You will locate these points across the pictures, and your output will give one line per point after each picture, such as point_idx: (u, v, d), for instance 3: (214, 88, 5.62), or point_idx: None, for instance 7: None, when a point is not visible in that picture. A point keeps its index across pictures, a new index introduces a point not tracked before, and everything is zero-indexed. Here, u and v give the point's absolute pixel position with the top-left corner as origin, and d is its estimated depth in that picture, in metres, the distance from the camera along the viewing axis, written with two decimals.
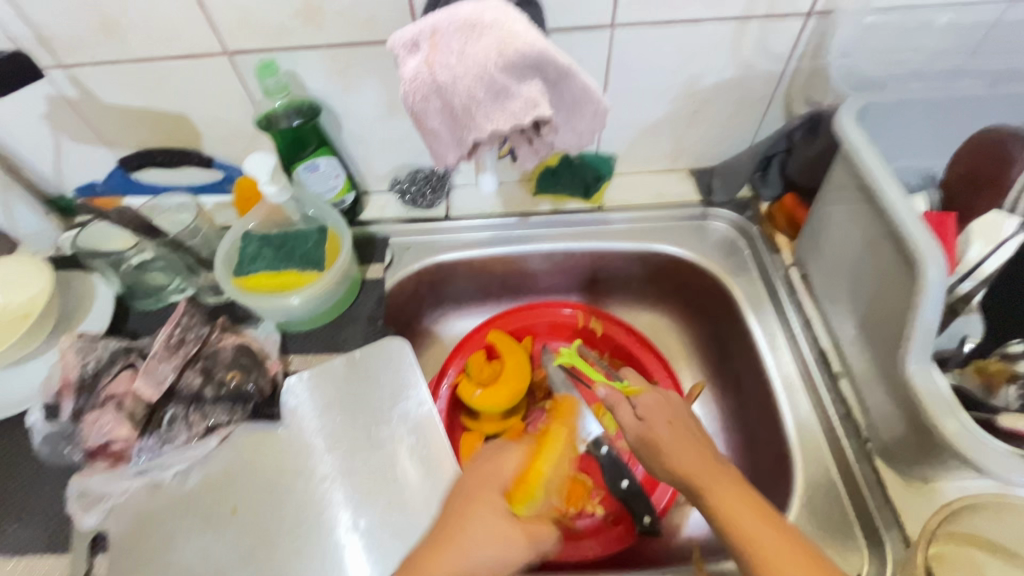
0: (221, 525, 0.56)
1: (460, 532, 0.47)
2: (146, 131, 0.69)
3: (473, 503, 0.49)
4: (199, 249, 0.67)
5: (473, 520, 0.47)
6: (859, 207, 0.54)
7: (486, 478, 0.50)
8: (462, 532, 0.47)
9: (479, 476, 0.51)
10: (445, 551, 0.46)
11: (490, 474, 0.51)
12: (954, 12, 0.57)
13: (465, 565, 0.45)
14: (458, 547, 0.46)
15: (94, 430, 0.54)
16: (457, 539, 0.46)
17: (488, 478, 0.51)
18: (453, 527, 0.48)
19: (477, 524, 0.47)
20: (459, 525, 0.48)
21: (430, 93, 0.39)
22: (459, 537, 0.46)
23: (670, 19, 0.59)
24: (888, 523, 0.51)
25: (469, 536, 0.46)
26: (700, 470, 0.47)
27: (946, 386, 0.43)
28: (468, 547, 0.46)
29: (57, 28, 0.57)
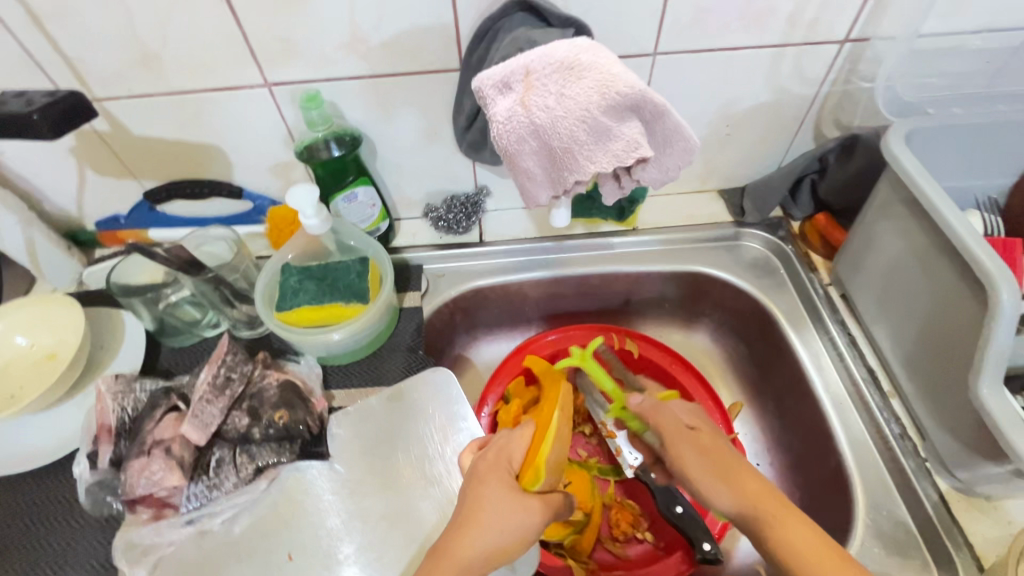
0: (275, 573, 0.53)
1: (480, 509, 0.46)
2: (177, 163, 0.67)
3: (488, 481, 0.48)
4: (236, 282, 0.65)
5: (488, 499, 0.46)
6: (909, 229, 0.55)
7: (496, 462, 0.50)
8: (479, 512, 0.45)
9: (491, 460, 0.50)
10: (463, 531, 0.44)
11: (504, 457, 0.50)
12: (982, 38, 0.59)
13: (484, 542, 0.43)
14: (476, 526, 0.44)
15: (140, 478, 0.53)
16: (478, 517, 0.45)
17: (495, 464, 0.50)
18: (469, 511, 0.46)
19: (492, 504, 0.46)
20: (476, 503, 0.46)
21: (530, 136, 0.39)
22: (479, 514, 0.45)
23: (711, 46, 0.60)
24: (957, 544, 0.51)
25: (488, 516, 0.45)
26: (750, 485, 0.45)
27: (1018, 407, 0.44)
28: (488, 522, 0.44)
29: (94, 61, 0.55)
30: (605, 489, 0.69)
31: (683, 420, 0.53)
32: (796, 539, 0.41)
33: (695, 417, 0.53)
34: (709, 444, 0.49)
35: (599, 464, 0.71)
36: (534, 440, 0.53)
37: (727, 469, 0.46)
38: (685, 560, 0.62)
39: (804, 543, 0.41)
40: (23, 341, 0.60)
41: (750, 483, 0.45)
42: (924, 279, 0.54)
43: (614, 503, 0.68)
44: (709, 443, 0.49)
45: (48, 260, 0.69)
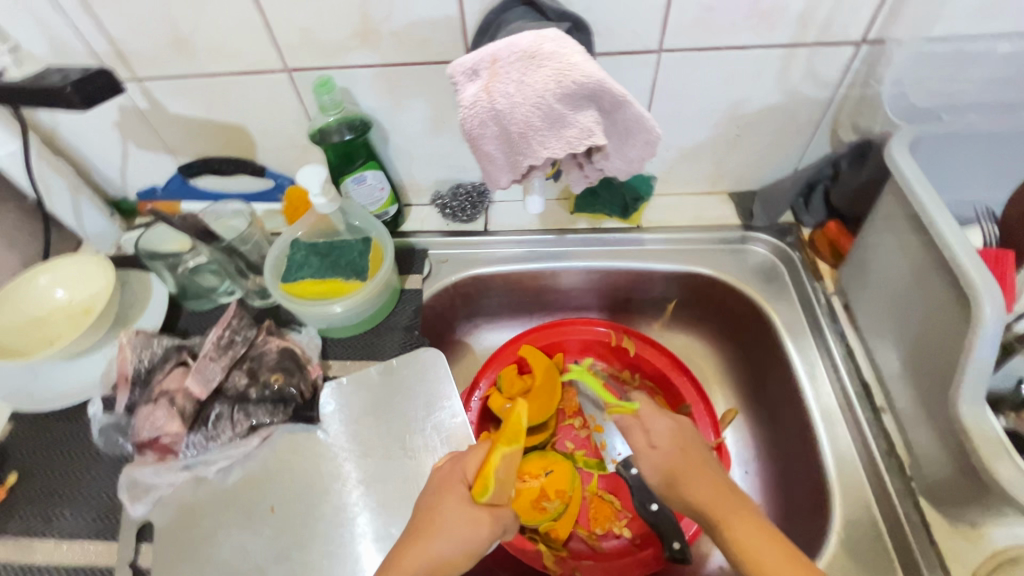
0: (259, 522, 0.58)
1: (431, 519, 0.48)
2: (206, 141, 0.72)
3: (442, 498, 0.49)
4: (249, 254, 0.70)
5: (445, 508, 0.48)
6: (908, 238, 0.53)
7: (452, 478, 0.51)
8: (431, 525, 0.47)
9: (449, 472, 0.52)
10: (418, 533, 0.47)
11: (456, 472, 0.51)
12: (1015, 43, 0.55)
13: (433, 549, 0.46)
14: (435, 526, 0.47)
15: (147, 423, 0.58)
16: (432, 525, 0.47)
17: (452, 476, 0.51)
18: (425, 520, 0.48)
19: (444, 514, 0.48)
20: (434, 512, 0.48)
21: (489, 120, 0.44)
22: (432, 524, 0.47)
23: (719, 45, 0.58)
24: (931, 565, 0.50)
25: (443, 524, 0.47)
26: (705, 490, 0.49)
27: (999, 428, 0.43)
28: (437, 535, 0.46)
29: (134, 45, 0.60)
30: (588, 482, 0.69)
31: (653, 438, 0.57)
32: (744, 537, 0.44)
33: (667, 437, 0.57)
34: (683, 456, 0.54)
35: (584, 456, 0.71)
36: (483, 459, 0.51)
37: (690, 470, 0.52)
38: (657, 556, 0.63)
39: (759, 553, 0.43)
40: (63, 295, 0.67)
41: (707, 489, 0.49)
42: (921, 290, 0.52)
43: (595, 496, 0.68)
44: (681, 453, 0.54)
45: (92, 224, 0.76)
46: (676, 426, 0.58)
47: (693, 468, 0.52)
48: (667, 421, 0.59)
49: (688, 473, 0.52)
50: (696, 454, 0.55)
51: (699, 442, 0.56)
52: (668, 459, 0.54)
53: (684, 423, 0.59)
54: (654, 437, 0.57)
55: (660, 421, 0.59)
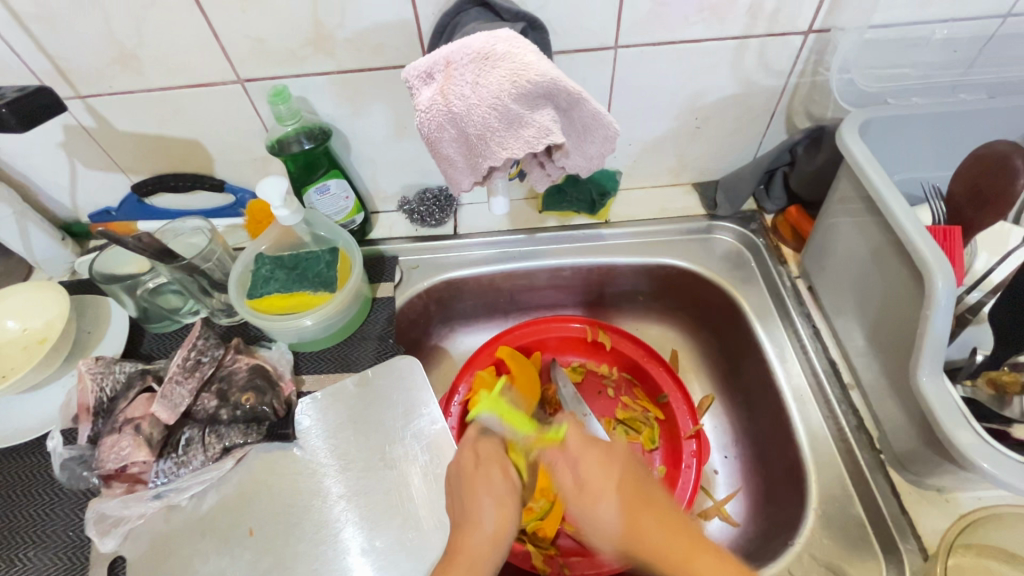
0: (238, 546, 0.56)
1: (487, 514, 0.50)
2: (159, 158, 0.70)
3: (491, 483, 0.52)
4: (212, 272, 0.67)
5: (511, 504, 0.51)
6: (864, 218, 0.55)
7: (501, 476, 0.53)
8: (465, 532, 0.49)
9: (488, 448, 0.56)
10: (473, 532, 0.49)
11: (492, 452, 0.55)
12: (950, 28, 0.57)
13: (489, 531, 0.49)
14: (505, 520, 0.50)
15: (111, 454, 0.55)
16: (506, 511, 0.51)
17: (496, 457, 0.55)
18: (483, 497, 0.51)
19: (511, 510, 0.51)
20: (482, 510, 0.50)
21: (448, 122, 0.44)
22: (485, 523, 0.49)
23: (673, 40, 0.59)
24: (905, 533, 0.52)
25: (507, 522, 0.50)
26: (650, 530, 0.44)
27: (958, 396, 0.45)
28: (501, 531, 0.49)
29: (75, 61, 0.58)
30: None
31: (580, 474, 0.50)
32: None
33: (599, 465, 0.50)
34: (634, 499, 0.47)
35: None
36: (503, 436, 0.57)
37: (629, 511, 0.46)
38: None
39: None
40: (14, 325, 0.63)
41: (653, 528, 0.44)
42: (878, 267, 0.54)
43: None
44: (622, 490, 0.48)
45: (42, 249, 0.73)
46: (608, 453, 0.51)
47: (648, 512, 0.46)
48: (573, 436, 0.53)
49: (627, 522, 0.46)
50: (640, 488, 0.48)
51: (648, 471, 0.50)
52: (615, 491, 0.48)
53: (618, 448, 0.52)
54: (581, 469, 0.51)
55: (588, 451, 0.52)
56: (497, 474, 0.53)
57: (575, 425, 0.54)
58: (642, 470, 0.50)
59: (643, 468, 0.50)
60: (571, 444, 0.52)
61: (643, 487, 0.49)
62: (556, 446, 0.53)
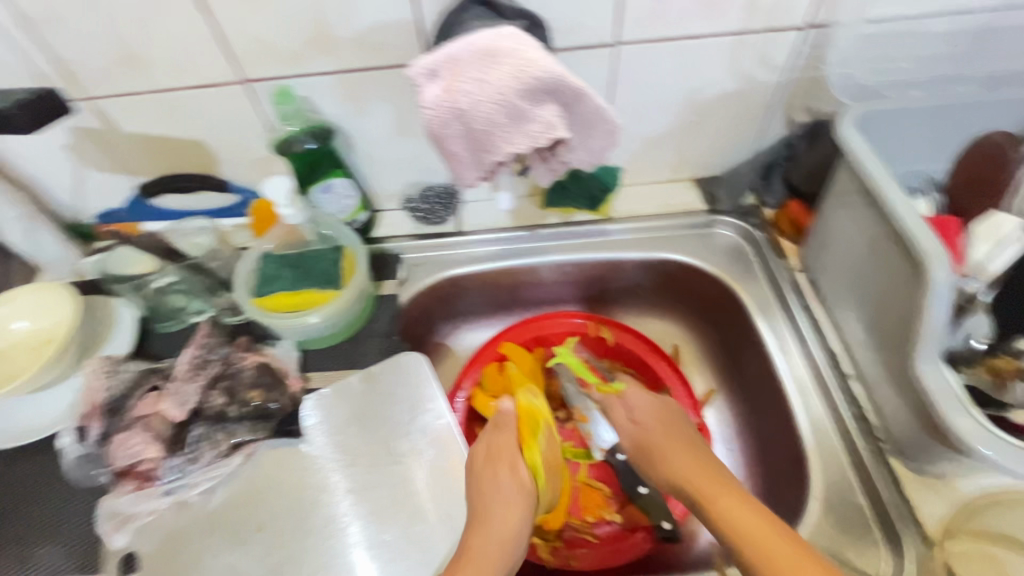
0: (247, 542, 0.57)
1: (501, 514, 0.55)
2: (164, 159, 0.70)
3: (501, 489, 0.56)
4: (218, 270, 0.70)
5: (521, 506, 0.57)
6: (862, 211, 0.56)
7: (514, 474, 0.58)
8: (478, 534, 0.54)
9: (500, 440, 0.60)
10: (494, 528, 0.54)
11: (505, 449, 0.60)
12: (947, 21, 0.58)
13: (498, 530, 0.54)
14: (517, 521, 0.56)
15: (121, 451, 0.57)
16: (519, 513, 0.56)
17: (509, 455, 0.59)
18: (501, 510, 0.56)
19: (521, 508, 0.57)
20: (499, 505, 0.55)
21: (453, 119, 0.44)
22: (500, 521, 0.55)
23: (673, 35, 0.59)
24: (906, 521, 0.52)
25: (518, 521, 0.56)
26: (685, 465, 0.56)
27: (957, 384, 0.46)
28: (515, 528, 0.55)
29: (81, 63, 0.58)
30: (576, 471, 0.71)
31: (636, 416, 0.64)
32: (734, 523, 0.48)
33: (652, 411, 0.63)
34: (676, 432, 0.60)
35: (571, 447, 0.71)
36: (522, 436, 0.62)
37: (663, 438, 0.60)
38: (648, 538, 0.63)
39: (738, 524, 0.48)
40: (23, 327, 0.64)
41: (682, 463, 0.56)
42: (877, 258, 0.54)
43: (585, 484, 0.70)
44: (665, 428, 0.61)
45: (48, 250, 0.73)
46: (657, 404, 0.64)
47: (680, 445, 0.58)
48: (636, 395, 0.66)
49: (659, 450, 0.59)
50: (673, 424, 0.62)
51: (684, 420, 0.62)
52: (650, 435, 0.61)
53: (663, 400, 0.64)
54: (634, 411, 0.65)
55: (643, 399, 0.65)
56: (508, 477, 0.57)
57: (637, 392, 0.66)
58: (684, 416, 0.63)
59: (682, 420, 0.62)
60: (631, 402, 0.66)
61: (682, 425, 0.62)
62: (614, 396, 0.68)
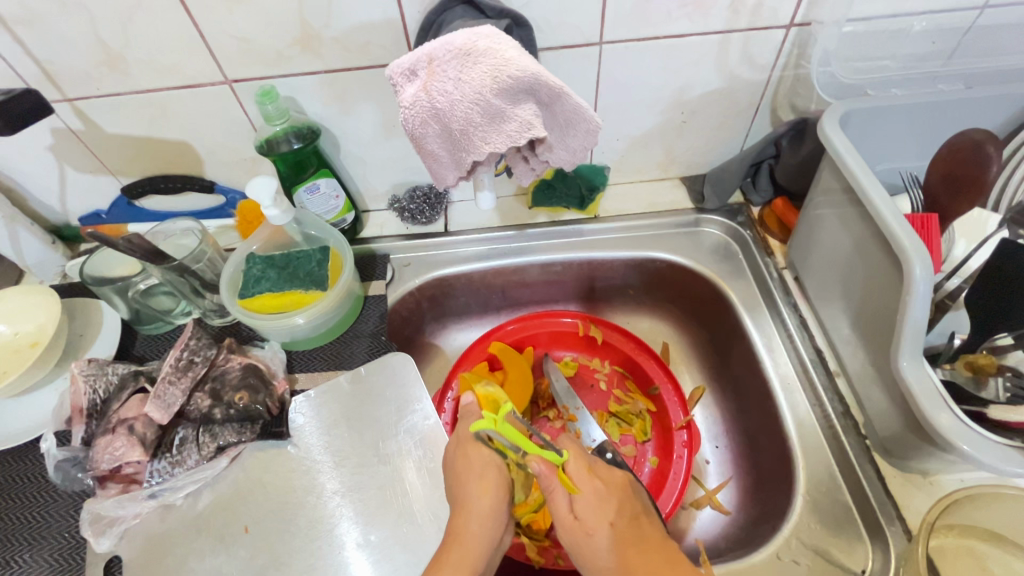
0: (233, 544, 0.57)
1: (473, 500, 0.51)
2: (149, 160, 0.70)
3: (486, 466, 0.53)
4: (203, 273, 0.67)
5: (495, 486, 0.52)
6: (846, 208, 0.56)
7: (482, 456, 0.54)
8: (462, 517, 0.50)
9: (467, 430, 0.58)
10: (465, 519, 0.49)
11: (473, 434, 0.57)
12: (929, 19, 0.58)
13: (478, 509, 0.50)
14: (490, 501, 0.51)
15: (105, 454, 0.55)
16: (490, 496, 0.51)
17: (472, 441, 0.56)
18: (471, 499, 0.51)
19: (494, 491, 0.51)
20: (487, 480, 0.52)
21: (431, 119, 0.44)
22: (472, 508, 0.50)
23: (657, 35, 0.59)
24: (890, 518, 0.53)
25: (489, 504, 0.50)
26: (633, 557, 0.43)
27: (938, 381, 0.46)
28: (487, 516, 0.50)
29: (62, 64, 0.58)
30: None
31: (578, 508, 0.48)
32: None
33: (597, 503, 0.48)
34: (627, 528, 0.46)
35: None
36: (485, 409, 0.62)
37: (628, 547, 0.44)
38: None
39: None
40: (5, 329, 0.63)
41: (643, 559, 0.43)
42: (860, 255, 0.55)
43: None
44: (616, 525, 0.47)
45: (32, 252, 0.73)
46: (608, 492, 0.50)
47: (639, 547, 0.44)
48: (591, 482, 0.50)
49: (623, 551, 0.44)
50: (632, 512, 0.49)
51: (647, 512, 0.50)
52: (613, 525, 0.47)
53: (614, 479, 0.51)
54: (579, 504, 0.48)
55: (589, 484, 0.50)
56: (477, 457, 0.54)
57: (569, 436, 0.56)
58: (637, 503, 0.50)
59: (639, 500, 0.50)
60: (579, 489, 0.49)
61: (640, 515, 0.49)
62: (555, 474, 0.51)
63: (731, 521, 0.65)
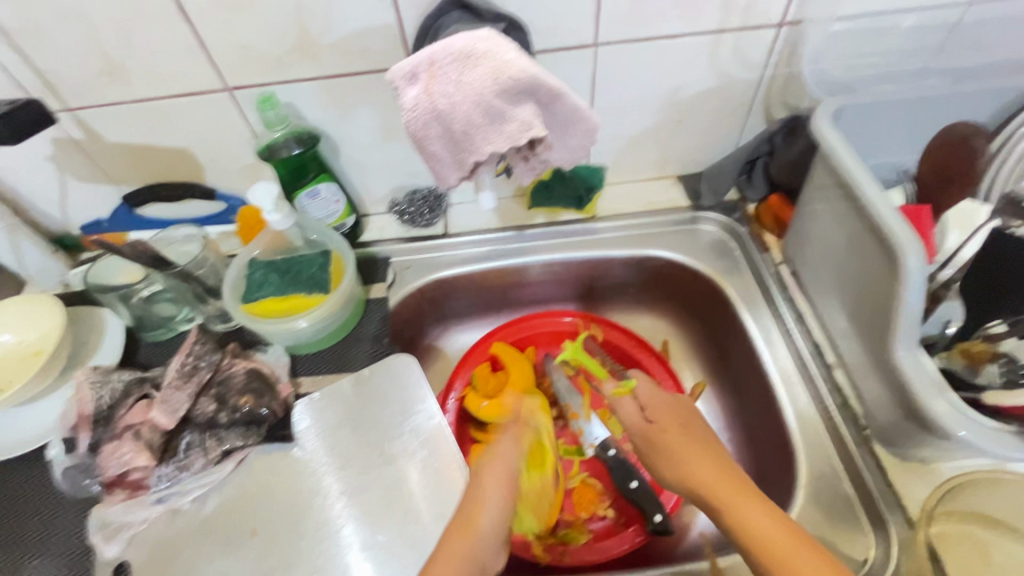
0: (240, 547, 0.57)
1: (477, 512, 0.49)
2: (149, 168, 0.70)
3: (487, 499, 0.50)
4: (206, 278, 0.69)
5: (490, 500, 0.50)
6: (840, 203, 0.57)
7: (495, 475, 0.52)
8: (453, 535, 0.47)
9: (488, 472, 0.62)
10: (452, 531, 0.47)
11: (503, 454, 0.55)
12: (917, 16, 0.59)
13: (483, 530, 0.47)
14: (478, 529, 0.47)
15: (112, 460, 0.57)
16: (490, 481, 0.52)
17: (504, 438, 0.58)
18: (467, 511, 0.49)
19: (491, 532, 0.47)
20: (473, 515, 0.49)
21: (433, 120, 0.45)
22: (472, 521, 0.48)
23: (651, 35, 0.60)
24: (890, 506, 0.53)
25: (483, 542, 0.46)
26: (691, 449, 0.48)
27: (933, 369, 0.47)
28: (485, 533, 0.47)
29: (64, 75, 0.59)
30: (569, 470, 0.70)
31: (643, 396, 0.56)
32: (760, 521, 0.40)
33: (664, 406, 0.54)
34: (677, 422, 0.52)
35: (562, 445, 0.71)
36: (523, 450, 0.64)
37: (673, 441, 0.50)
38: (640, 532, 0.63)
39: (756, 527, 0.40)
40: (9, 338, 0.63)
41: (701, 462, 0.46)
42: (856, 249, 0.56)
43: (578, 482, 0.70)
44: (665, 427, 0.52)
45: (34, 261, 0.73)
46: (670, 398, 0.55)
47: (672, 431, 0.51)
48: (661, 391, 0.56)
49: (668, 441, 0.50)
50: (682, 420, 0.53)
51: (696, 410, 0.54)
52: (663, 431, 0.51)
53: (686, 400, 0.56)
54: (643, 399, 0.56)
55: (659, 396, 0.56)
56: (486, 476, 0.53)
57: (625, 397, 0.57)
58: (703, 411, 0.55)
59: (690, 404, 0.55)
60: (644, 399, 0.56)
61: (701, 418, 0.53)
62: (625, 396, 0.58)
63: None
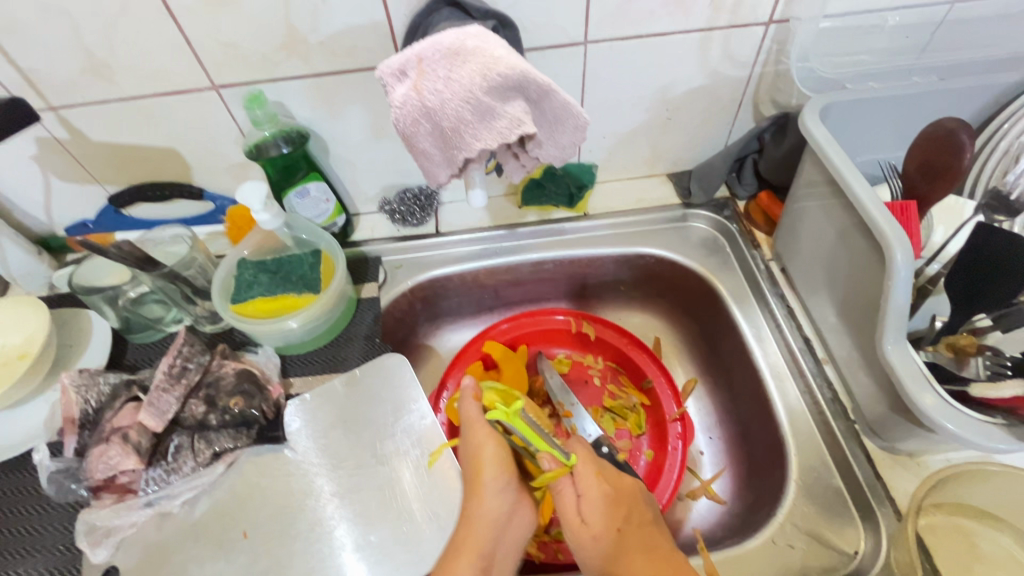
0: (231, 550, 0.57)
1: (479, 482, 0.54)
2: (135, 168, 0.69)
3: (482, 445, 0.55)
4: (194, 279, 0.68)
5: (489, 463, 0.55)
6: (829, 200, 0.57)
7: (482, 431, 0.56)
8: (471, 516, 0.53)
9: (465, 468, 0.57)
10: (469, 507, 0.54)
11: (474, 419, 0.56)
12: (902, 14, 0.60)
13: (485, 512, 0.53)
14: (487, 485, 0.54)
15: (100, 463, 0.55)
16: (484, 479, 0.54)
17: (475, 420, 0.56)
18: (471, 483, 0.55)
19: (491, 471, 0.54)
20: (478, 467, 0.55)
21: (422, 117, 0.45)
22: (474, 506, 0.53)
23: (640, 33, 0.61)
24: (880, 499, 0.54)
25: (490, 484, 0.54)
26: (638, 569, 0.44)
27: (921, 363, 0.48)
28: (493, 500, 0.53)
29: (46, 73, 0.58)
30: None
31: (584, 509, 0.50)
32: None
33: (603, 508, 0.49)
34: (634, 534, 0.48)
35: None
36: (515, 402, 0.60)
37: (628, 554, 0.46)
38: None
39: None
40: None
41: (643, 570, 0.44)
42: (844, 244, 0.56)
43: None
44: (619, 533, 0.48)
45: (18, 263, 0.72)
46: (610, 491, 0.51)
47: (645, 555, 0.45)
48: (586, 469, 0.52)
49: (627, 563, 0.45)
50: (638, 523, 0.49)
51: (640, 501, 0.52)
52: (616, 537, 0.47)
53: (622, 485, 0.52)
54: (584, 501, 0.50)
55: (597, 487, 0.51)
56: (478, 431, 0.56)
57: (579, 442, 0.56)
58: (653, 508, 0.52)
59: (638, 499, 0.52)
60: (581, 486, 0.51)
61: (652, 530, 0.49)
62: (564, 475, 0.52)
63: (727, 510, 0.66)
